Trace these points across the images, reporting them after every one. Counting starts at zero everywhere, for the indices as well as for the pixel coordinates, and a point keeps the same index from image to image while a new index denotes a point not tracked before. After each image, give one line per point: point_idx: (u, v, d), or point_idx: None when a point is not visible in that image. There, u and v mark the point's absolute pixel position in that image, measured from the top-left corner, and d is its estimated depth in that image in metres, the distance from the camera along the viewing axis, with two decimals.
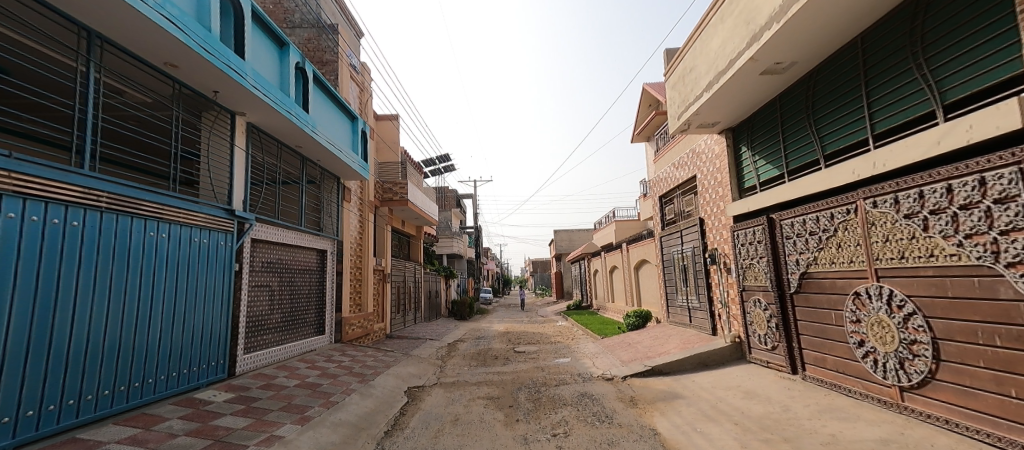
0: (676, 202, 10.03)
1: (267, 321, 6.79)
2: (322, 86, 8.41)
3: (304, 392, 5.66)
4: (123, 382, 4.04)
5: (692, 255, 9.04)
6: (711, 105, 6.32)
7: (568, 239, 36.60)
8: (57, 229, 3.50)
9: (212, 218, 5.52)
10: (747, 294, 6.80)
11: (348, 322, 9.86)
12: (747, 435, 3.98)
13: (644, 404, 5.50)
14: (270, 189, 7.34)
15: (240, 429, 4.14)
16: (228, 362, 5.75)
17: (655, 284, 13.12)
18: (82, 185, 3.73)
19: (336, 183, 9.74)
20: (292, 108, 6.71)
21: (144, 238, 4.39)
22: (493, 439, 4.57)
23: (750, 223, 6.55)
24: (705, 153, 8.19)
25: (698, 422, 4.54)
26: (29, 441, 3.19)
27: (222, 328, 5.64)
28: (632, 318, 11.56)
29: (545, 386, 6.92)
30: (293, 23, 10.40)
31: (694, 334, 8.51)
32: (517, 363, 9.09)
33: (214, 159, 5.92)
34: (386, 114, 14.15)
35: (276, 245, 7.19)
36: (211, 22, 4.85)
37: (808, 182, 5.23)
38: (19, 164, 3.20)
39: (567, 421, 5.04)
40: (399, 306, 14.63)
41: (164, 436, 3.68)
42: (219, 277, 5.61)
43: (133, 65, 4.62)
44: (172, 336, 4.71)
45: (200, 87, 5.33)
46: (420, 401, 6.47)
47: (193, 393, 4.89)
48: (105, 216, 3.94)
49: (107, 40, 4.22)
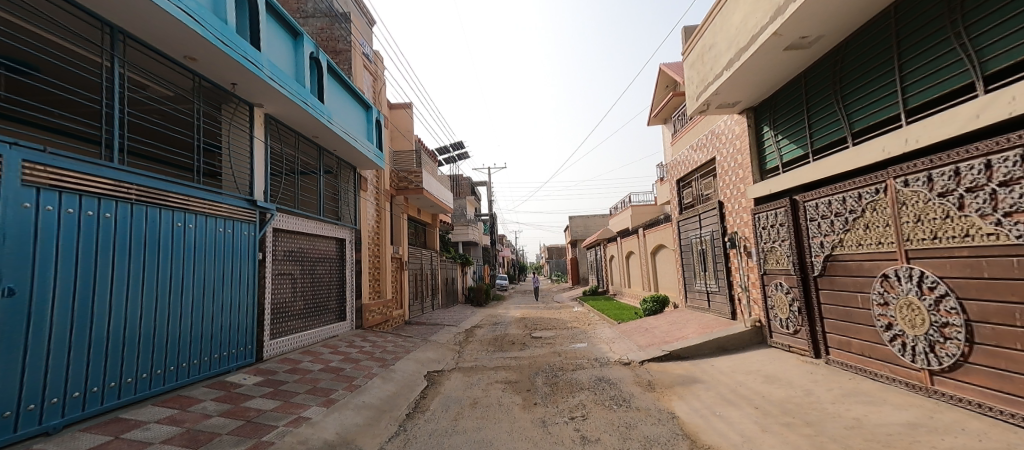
0: (694, 186, 9.83)
1: (291, 308, 7.00)
2: (337, 76, 8.45)
3: (328, 376, 5.86)
4: (159, 366, 4.24)
5: (710, 240, 8.90)
6: (732, 84, 6.13)
7: (583, 225, 36.45)
8: (92, 221, 3.64)
9: (235, 209, 5.67)
10: (769, 278, 6.68)
11: (369, 309, 10.10)
12: (767, 419, 3.95)
13: (662, 388, 5.49)
14: (289, 180, 7.49)
15: (269, 410, 4.32)
16: (256, 348, 5.96)
17: (672, 269, 12.97)
18: (111, 178, 3.84)
19: (352, 173, 9.85)
20: (308, 98, 6.79)
21: (172, 229, 4.53)
22: (512, 422, 4.65)
23: (772, 206, 6.36)
24: (724, 134, 7.98)
25: (717, 406, 4.53)
26: (78, 420, 3.39)
27: (249, 315, 5.83)
28: (649, 304, 11.55)
29: (562, 371, 6.99)
30: (307, 13, 10.48)
31: (713, 319, 8.43)
32: (533, 348, 9.19)
33: (234, 151, 6.05)
34: (400, 103, 14.22)
35: (296, 235, 7.34)
36: (227, 13, 4.91)
37: (834, 161, 5.04)
38: (54, 158, 3.34)
39: (585, 405, 5.09)
40: (417, 293, 14.89)
41: (199, 417, 3.87)
42: (243, 266, 5.76)
43: (154, 59, 4.72)
44: (202, 322, 4.90)
45: (219, 79, 5.43)
46: (440, 385, 6.62)
47: (225, 377, 5.11)
48: (135, 207, 4.08)
49: (128, 35, 4.31)
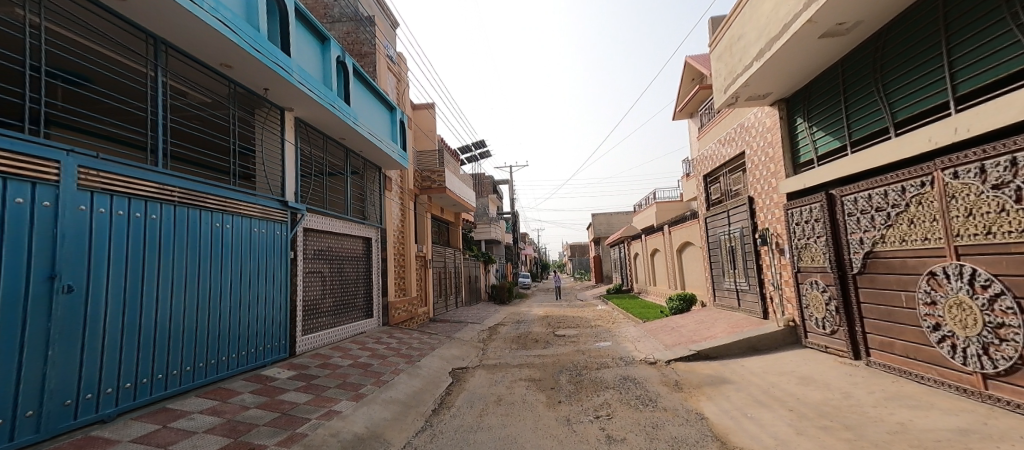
0: (722, 181, 9.55)
1: (321, 305, 7.21)
2: (362, 79, 8.64)
3: (357, 371, 6.02)
4: (202, 359, 4.47)
5: (740, 237, 8.63)
6: (762, 75, 5.91)
7: (606, 222, 36.01)
8: (139, 222, 3.86)
9: (268, 209, 5.88)
10: (803, 276, 6.43)
11: (395, 306, 10.30)
12: (802, 422, 3.81)
13: (690, 388, 5.38)
14: (318, 181, 7.72)
15: (303, 403, 4.48)
16: (289, 343, 6.18)
17: (699, 266, 12.65)
18: (155, 181, 4.06)
19: (377, 174, 10.05)
20: (335, 101, 6.97)
21: (211, 229, 4.75)
22: (536, 420, 4.65)
23: (806, 201, 6.11)
24: (755, 127, 7.71)
25: (749, 407, 4.40)
26: (130, 409, 3.62)
27: (283, 311, 6.05)
28: (676, 302, 11.33)
29: (587, 369, 6.94)
30: (333, 18, 10.75)
31: (743, 318, 8.19)
32: (557, 346, 9.17)
33: (267, 153, 6.28)
34: (423, 103, 14.41)
35: (325, 234, 7.56)
36: (259, 21, 5.10)
37: (874, 153, 4.80)
38: (105, 164, 3.56)
39: (611, 404, 5.05)
40: (441, 291, 15.09)
41: (238, 408, 4.05)
42: (276, 265, 5.98)
43: (193, 68, 4.95)
44: (239, 318, 5.13)
45: (253, 85, 5.65)
46: (464, 381, 6.70)
47: (261, 370, 5.33)
48: (178, 209, 4.30)
49: (170, 45, 4.54)
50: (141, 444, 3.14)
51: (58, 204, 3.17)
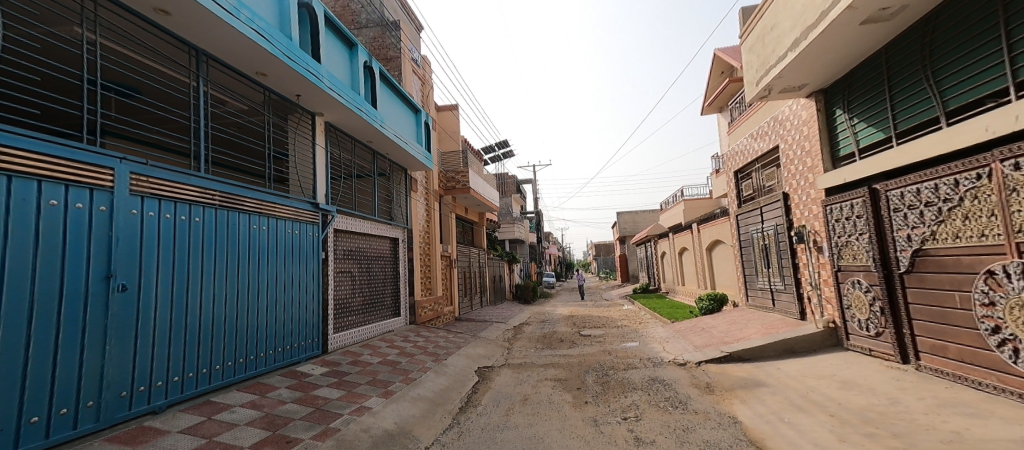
0: (755, 177, 9.22)
1: (351, 304, 7.41)
2: (388, 83, 8.83)
3: (386, 369, 6.16)
4: (242, 355, 4.68)
5: (774, 235, 8.31)
6: (798, 65, 5.67)
7: (632, 221, 35.41)
8: (185, 225, 4.08)
9: (301, 211, 6.09)
10: (844, 275, 6.13)
11: (421, 305, 10.47)
12: (845, 428, 3.64)
13: (722, 391, 5.22)
14: (347, 183, 7.94)
15: (335, 399, 4.62)
16: (322, 341, 6.39)
17: (731, 266, 12.26)
18: (198, 186, 4.27)
19: (403, 175, 10.25)
20: (362, 105, 7.15)
21: (248, 231, 4.97)
22: (563, 420, 4.63)
23: (847, 196, 5.83)
24: (789, 120, 7.40)
25: (786, 412, 4.23)
26: (178, 401, 3.84)
27: (315, 310, 6.26)
28: (705, 302, 11.03)
29: (613, 370, 6.85)
30: (360, 24, 11.03)
31: (778, 319, 7.89)
32: (583, 346, 9.09)
33: (299, 157, 6.51)
34: (447, 105, 14.59)
35: (354, 235, 7.77)
36: (291, 30, 5.29)
37: (922, 144, 4.53)
38: (153, 170, 3.78)
39: (639, 406, 4.96)
40: (466, 290, 15.24)
41: (276, 403, 4.22)
42: (309, 265, 6.18)
43: (232, 77, 5.19)
44: (276, 315, 5.35)
45: (286, 92, 5.87)
46: (490, 380, 6.74)
47: (296, 366, 5.53)
48: (219, 212, 4.51)
49: (210, 56, 4.78)
50: (188, 435, 3.32)
51: (113, 208, 3.38)
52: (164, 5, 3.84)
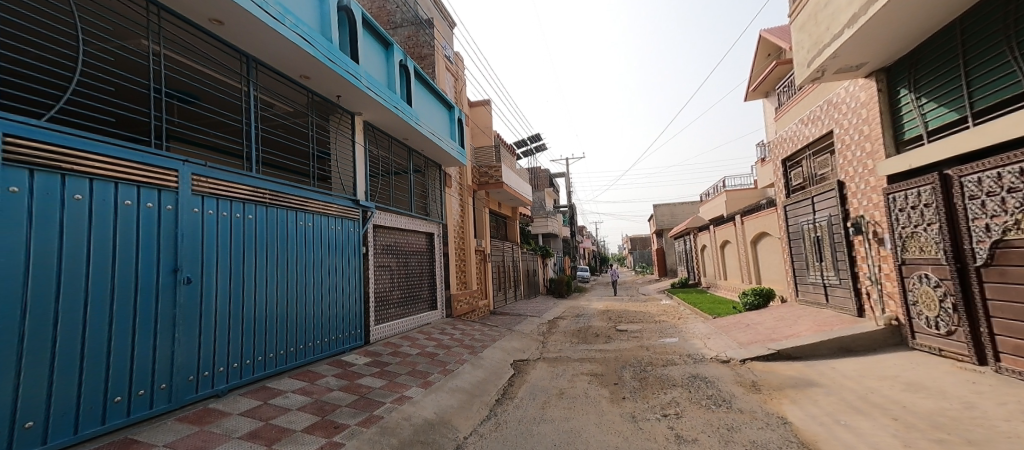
0: (805, 165, 8.67)
1: (390, 297, 7.65)
2: (422, 81, 8.97)
3: (425, 360, 6.33)
4: (292, 344, 4.95)
5: (827, 226, 7.80)
6: (856, 43, 5.26)
7: (669, 214, 34.32)
8: (240, 222, 4.34)
9: (343, 208, 6.32)
10: (909, 269, 5.68)
11: (457, 298, 10.65)
12: (910, 433, 3.39)
13: (769, 390, 4.99)
14: (385, 180, 8.17)
15: (378, 388, 4.80)
16: (364, 332, 6.64)
17: (778, 259, 11.64)
18: (251, 185, 4.53)
19: (438, 171, 10.42)
20: (398, 103, 7.31)
21: (296, 227, 5.22)
22: (600, 415, 4.58)
23: (912, 184, 5.38)
24: (845, 102, 6.89)
25: (842, 414, 3.98)
26: (238, 386, 4.12)
27: (358, 302, 6.51)
28: (750, 297, 10.55)
29: (652, 366, 6.70)
30: (395, 23, 11.26)
31: (832, 315, 7.42)
32: (620, 341, 8.94)
33: (341, 156, 6.75)
34: (480, 100, 14.67)
35: (392, 230, 7.99)
36: (332, 33, 5.47)
37: (1004, 124, 4.10)
38: (212, 171, 4.05)
39: (679, 403, 4.83)
40: (501, 284, 15.36)
41: (324, 390, 4.44)
42: (351, 259, 6.42)
43: (278, 81, 5.45)
44: (322, 307, 5.60)
45: (327, 93, 6.10)
46: (526, 373, 6.77)
47: (342, 356, 5.79)
48: (269, 210, 4.77)
49: (259, 62, 5.03)
50: (247, 417, 3.56)
51: (177, 207, 3.65)
52: (217, 16, 4.07)
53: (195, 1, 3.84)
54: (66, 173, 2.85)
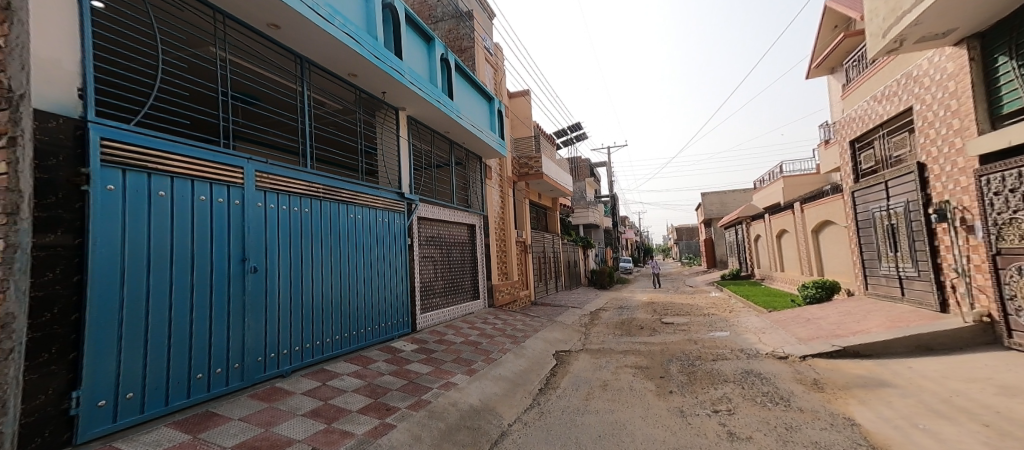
0: (878, 146, 7.92)
1: (434, 287, 7.86)
2: (463, 73, 9.04)
3: (469, 348, 6.47)
4: (347, 330, 5.22)
5: (904, 213, 7.10)
6: (944, 7, 4.70)
7: (719, 202, 32.63)
8: (298, 215, 4.60)
9: (389, 201, 6.53)
10: (1006, 260, 5.07)
11: (498, 288, 10.78)
12: (1005, 442, 3.04)
13: (833, 389, 4.66)
14: (428, 173, 8.36)
15: (425, 373, 4.97)
16: (411, 320, 6.88)
17: (844, 250, 10.76)
18: (306, 181, 4.79)
19: (478, 163, 10.52)
20: (440, 97, 7.42)
21: (347, 219, 5.47)
22: (646, 408, 4.48)
23: (1011, 164, 4.83)
24: (929, 75, 6.19)
25: (920, 417, 3.65)
26: (300, 367, 4.42)
27: (405, 292, 6.75)
28: (811, 290, 9.86)
29: (701, 360, 6.46)
30: (436, 18, 11.40)
31: (907, 310, 6.78)
32: (665, 334, 8.69)
33: (387, 150, 6.97)
34: (520, 91, 14.60)
35: (435, 222, 8.18)
36: (377, 30, 5.62)
37: None
38: (272, 168, 4.31)
39: (731, 399, 4.63)
40: (541, 275, 15.35)
41: (376, 374, 4.67)
42: (398, 250, 6.65)
43: (329, 80, 5.68)
44: (373, 296, 5.86)
45: (373, 90, 6.30)
46: (569, 364, 6.75)
47: (391, 342, 6.05)
48: (323, 203, 5.02)
49: (312, 63, 5.28)
50: (309, 397, 3.81)
51: (244, 201, 3.94)
52: (275, 20, 4.30)
53: (255, 7, 4.08)
54: (151, 172, 3.14)
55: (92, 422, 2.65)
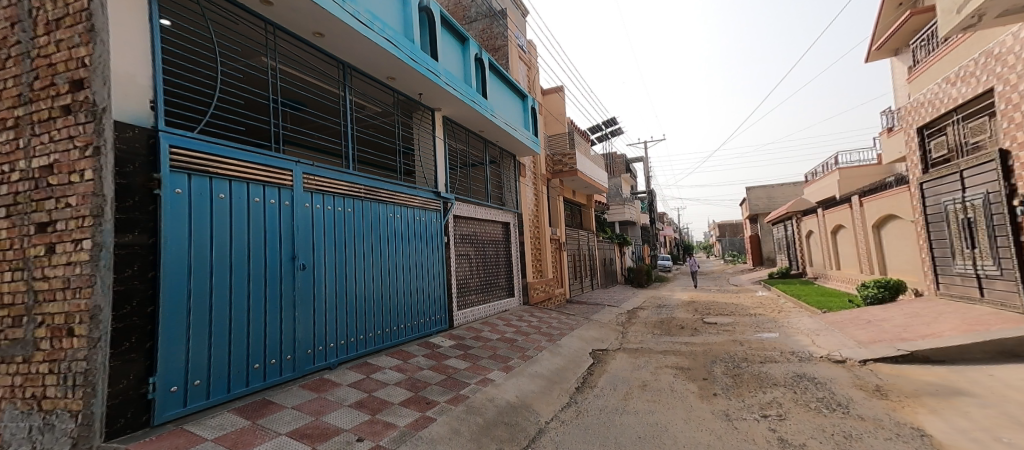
0: (951, 132, 7.23)
1: (470, 284, 7.96)
2: (497, 72, 9.07)
3: (505, 345, 6.51)
4: (388, 325, 5.39)
5: (983, 205, 6.46)
6: None
7: (766, 196, 30.96)
8: (341, 215, 4.80)
9: (425, 200, 6.66)
10: None
11: (533, 286, 10.77)
12: None
13: (899, 396, 4.31)
14: (463, 172, 8.46)
15: (463, 369, 5.05)
16: (448, 317, 7.01)
17: (910, 246, 9.92)
18: (349, 181, 4.97)
19: (512, 161, 10.53)
20: (474, 97, 7.49)
21: (387, 218, 5.63)
22: (688, 410, 4.34)
23: None
24: (1015, 52, 5.57)
25: (1003, 430, 3.31)
26: (346, 360, 4.61)
27: (442, 289, 6.87)
28: (872, 290, 9.17)
29: (747, 362, 6.16)
30: (470, 18, 11.49)
31: (987, 312, 6.17)
32: (708, 334, 8.36)
33: (423, 150, 7.12)
34: (553, 87, 14.48)
35: (470, 220, 8.27)
36: (414, 33, 5.74)
37: None
38: (318, 170, 4.50)
39: (781, 403, 4.38)
40: (576, 273, 15.19)
41: (416, 368, 4.80)
42: (434, 248, 6.78)
43: (369, 84, 5.87)
44: (411, 293, 6.01)
45: (410, 92, 6.45)
46: (606, 363, 6.64)
47: (429, 338, 6.19)
48: (364, 203, 5.20)
49: (353, 68, 5.47)
50: (354, 389, 3.97)
51: (293, 202, 4.15)
52: (320, 29, 4.49)
53: (301, 17, 4.26)
54: (213, 176, 3.38)
55: (166, 405, 2.89)
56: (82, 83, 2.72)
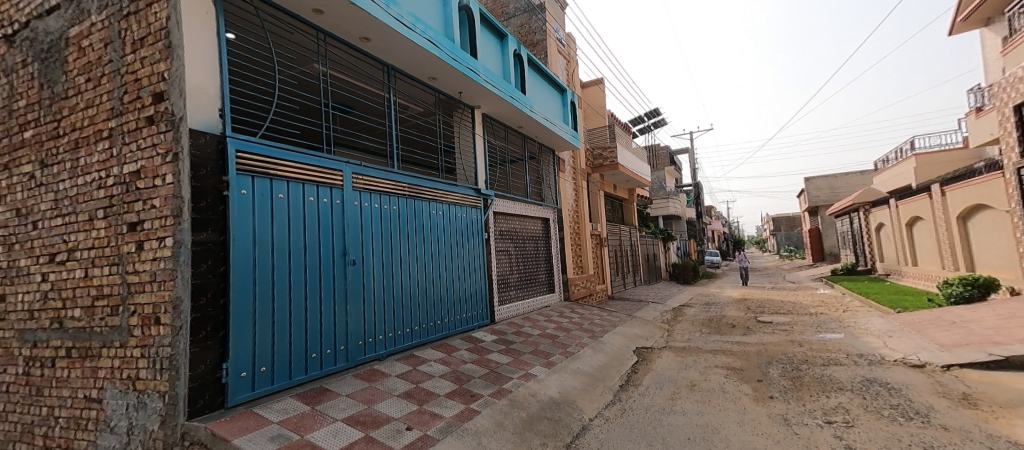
0: None
1: (510, 280, 8.01)
2: (535, 67, 9.02)
3: (546, 341, 6.50)
4: (432, 319, 5.53)
5: None
6: None
7: (828, 187, 28.65)
8: (388, 212, 4.97)
9: (466, 197, 6.76)
10: None
11: (574, 282, 10.65)
12: None
13: (990, 407, 3.86)
14: (502, 169, 8.51)
15: (506, 364, 5.10)
16: (490, 312, 7.09)
17: (1004, 239, 8.84)
18: (394, 180, 5.14)
19: (552, 156, 10.45)
20: (513, 92, 7.49)
21: (430, 215, 5.77)
22: (742, 413, 4.13)
23: None
24: None
25: None
26: (393, 352, 4.78)
27: (483, 284, 6.96)
28: (955, 288, 8.27)
29: (807, 364, 5.76)
30: (509, 14, 11.48)
31: None
32: (763, 334, 7.90)
33: (464, 148, 7.22)
34: (593, 80, 14.19)
35: (509, 216, 8.31)
36: (454, 32, 5.81)
37: None
38: (365, 170, 4.69)
39: (847, 409, 4.07)
40: (619, 269, 14.86)
41: (460, 361, 4.90)
42: (476, 244, 6.88)
43: (411, 84, 6.03)
44: (454, 288, 6.14)
45: (450, 91, 6.56)
46: (651, 361, 6.46)
47: (472, 332, 6.29)
48: (408, 201, 5.36)
49: (397, 70, 5.63)
50: (402, 380, 4.11)
51: (344, 201, 4.35)
52: (365, 33, 4.67)
53: (348, 23, 4.44)
54: (273, 178, 3.62)
55: (237, 389, 3.15)
56: (162, 95, 3.03)
